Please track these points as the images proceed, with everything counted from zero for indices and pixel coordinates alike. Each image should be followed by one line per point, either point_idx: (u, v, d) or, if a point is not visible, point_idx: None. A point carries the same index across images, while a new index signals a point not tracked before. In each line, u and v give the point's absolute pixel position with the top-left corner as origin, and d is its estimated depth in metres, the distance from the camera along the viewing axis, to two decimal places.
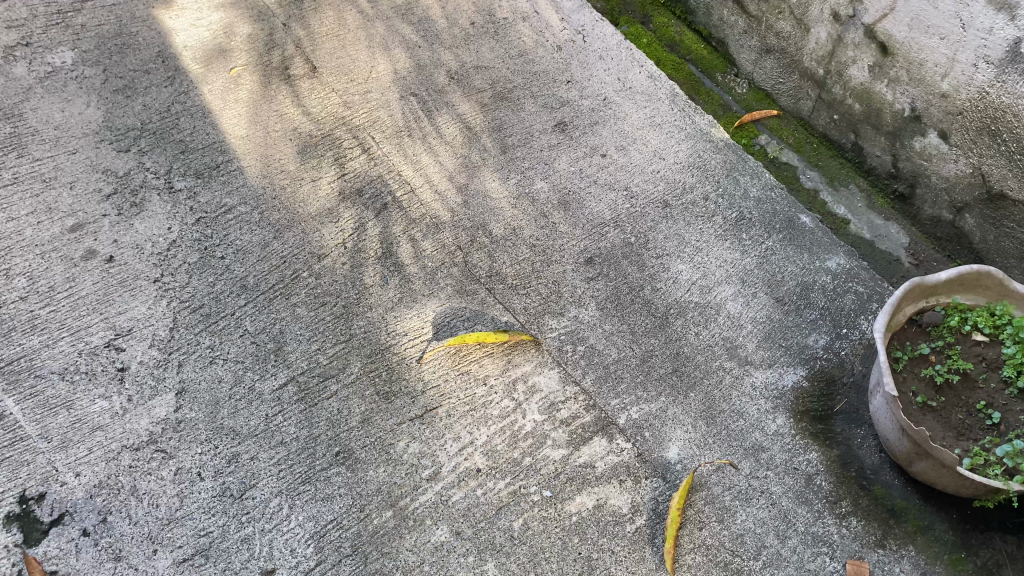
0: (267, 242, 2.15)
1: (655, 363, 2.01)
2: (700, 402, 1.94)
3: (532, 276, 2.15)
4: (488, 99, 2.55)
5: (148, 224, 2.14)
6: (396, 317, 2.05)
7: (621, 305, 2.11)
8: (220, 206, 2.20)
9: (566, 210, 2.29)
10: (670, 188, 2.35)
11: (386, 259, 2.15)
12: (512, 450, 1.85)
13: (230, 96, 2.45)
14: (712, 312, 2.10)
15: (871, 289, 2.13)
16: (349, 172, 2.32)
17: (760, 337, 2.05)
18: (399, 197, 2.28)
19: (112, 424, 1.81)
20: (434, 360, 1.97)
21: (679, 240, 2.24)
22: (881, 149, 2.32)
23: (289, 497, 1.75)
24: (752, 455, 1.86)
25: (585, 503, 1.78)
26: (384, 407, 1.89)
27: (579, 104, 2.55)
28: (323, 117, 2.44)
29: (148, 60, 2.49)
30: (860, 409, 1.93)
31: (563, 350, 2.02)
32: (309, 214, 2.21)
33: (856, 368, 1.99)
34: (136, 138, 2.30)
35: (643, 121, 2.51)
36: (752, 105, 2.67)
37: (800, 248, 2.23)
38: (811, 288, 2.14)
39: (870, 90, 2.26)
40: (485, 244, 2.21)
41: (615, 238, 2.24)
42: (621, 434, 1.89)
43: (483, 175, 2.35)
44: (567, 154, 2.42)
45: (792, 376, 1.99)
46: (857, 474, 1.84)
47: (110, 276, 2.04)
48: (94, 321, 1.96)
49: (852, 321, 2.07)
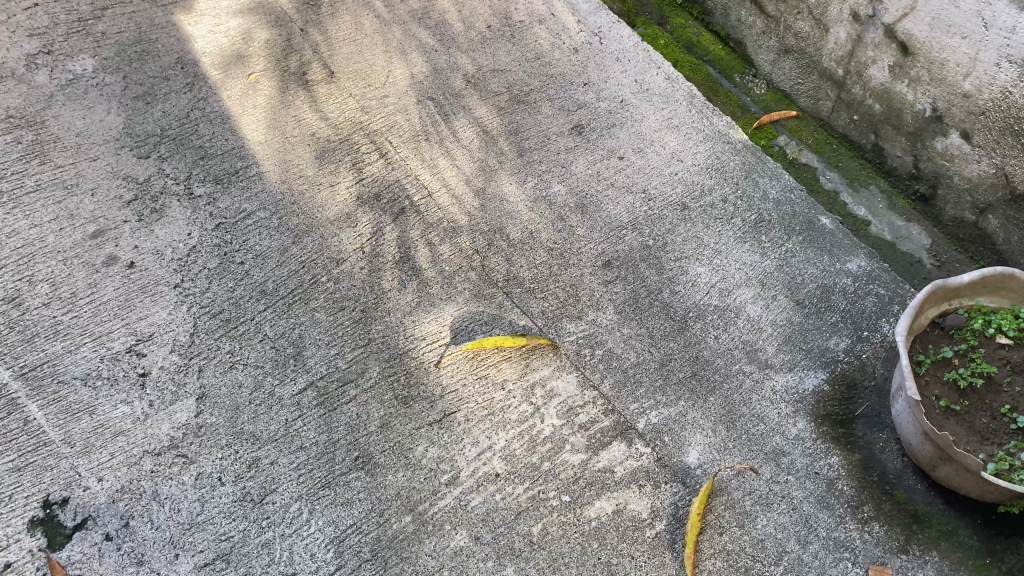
0: (286, 247, 2.15)
1: (674, 367, 2.00)
2: (720, 406, 1.93)
3: (549, 279, 2.15)
4: (505, 102, 2.54)
5: (168, 230, 2.16)
6: (414, 321, 2.05)
7: (640, 308, 2.10)
8: (239, 212, 2.21)
9: (584, 213, 2.28)
10: (688, 190, 2.33)
11: (404, 264, 2.15)
12: (530, 455, 1.85)
13: (248, 102, 2.46)
14: (731, 315, 2.08)
15: (892, 292, 2.11)
16: (367, 176, 2.32)
17: (780, 340, 2.04)
18: (417, 201, 2.28)
19: (134, 429, 1.83)
20: (452, 365, 1.97)
21: (698, 243, 2.22)
22: (902, 150, 2.29)
23: (309, 502, 1.76)
24: (773, 459, 1.85)
25: (604, 509, 1.77)
26: (403, 411, 1.89)
27: (595, 107, 2.54)
28: (341, 122, 2.45)
29: (168, 67, 2.51)
30: (883, 413, 1.92)
31: (582, 354, 2.01)
32: (327, 219, 2.22)
33: (877, 372, 1.98)
34: (156, 144, 2.32)
35: (660, 123, 2.49)
36: (771, 105, 2.63)
37: (820, 251, 2.21)
38: (832, 290, 2.13)
39: (890, 90, 2.24)
40: (502, 248, 2.20)
41: (633, 241, 2.23)
42: (640, 439, 1.88)
43: (500, 178, 2.35)
44: (584, 157, 2.41)
45: (813, 379, 1.98)
46: (879, 479, 1.83)
47: (131, 282, 2.06)
48: (115, 326, 1.98)
49: (873, 324, 2.06)
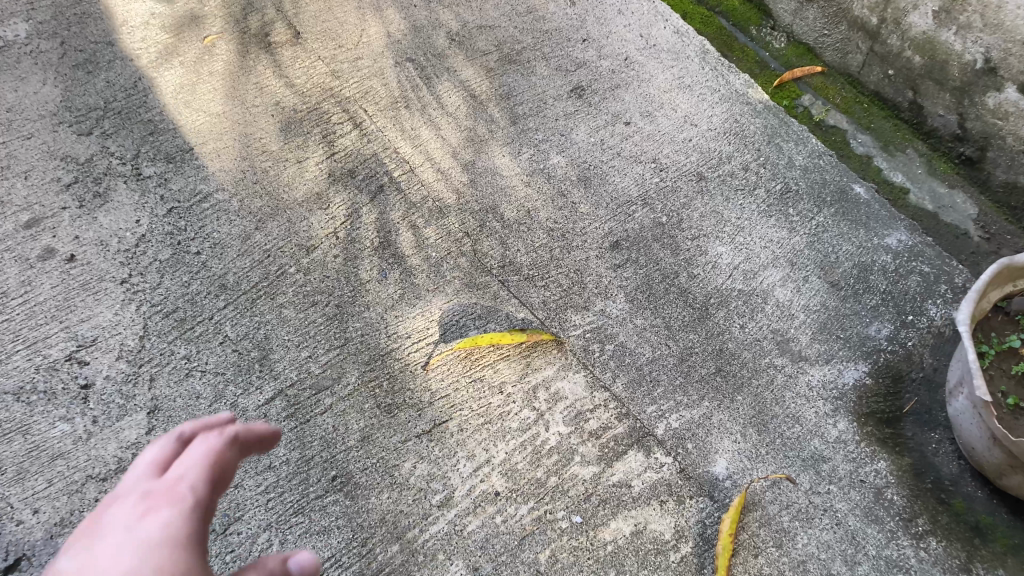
0: (248, 234, 1.88)
1: (696, 362, 1.74)
2: (749, 407, 1.69)
3: (550, 264, 1.88)
4: (495, 63, 2.24)
5: (114, 217, 1.88)
6: (397, 317, 1.79)
7: (654, 296, 1.83)
8: (194, 194, 1.93)
9: (587, 187, 2.00)
10: (704, 158, 2.04)
11: (384, 251, 1.87)
12: (534, 469, 1.60)
13: (203, 69, 2.17)
14: (758, 301, 1.83)
15: (938, 270, 1.86)
16: (338, 151, 2.03)
17: (815, 328, 1.79)
18: (397, 177, 2.00)
19: (75, 451, 1.58)
20: (442, 366, 1.72)
21: (717, 218, 1.94)
22: (945, 108, 1.98)
23: (280, 533, 1.51)
24: (811, 467, 1.62)
25: (621, 530, 1.53)
26: (387, 422, 1.64)
27: (597, 65, 2.23)
28: (309, 89, 2.15)
29: (112, 30, 2.22)
30: (934, 409, 1.69)
31: (590, 351, 1.76)
32: (295, 200, 1.93)
33: (926, 361, 1.74)
34: (99, 119, 2.03)
35: (670, 83, 2.18)
36: (792, 61, 2.30)
37: (854, 224, 1.94)
38: (870, 269, 1.87)
39: (933, 40, 1.92)
40: (496, 230, 1.92)
41: (644, 218, 1.95)
42: (659, 447, 1.64)
43: (491, 150, 2.05)
44: (585, 123, 2.11)
45: (853, 372, 1.74)
46: (934, 486, 1.60)
47: (71, 278, 1.79)
48: (54, 330, 1.72)
49: (918, 307, 1.81)
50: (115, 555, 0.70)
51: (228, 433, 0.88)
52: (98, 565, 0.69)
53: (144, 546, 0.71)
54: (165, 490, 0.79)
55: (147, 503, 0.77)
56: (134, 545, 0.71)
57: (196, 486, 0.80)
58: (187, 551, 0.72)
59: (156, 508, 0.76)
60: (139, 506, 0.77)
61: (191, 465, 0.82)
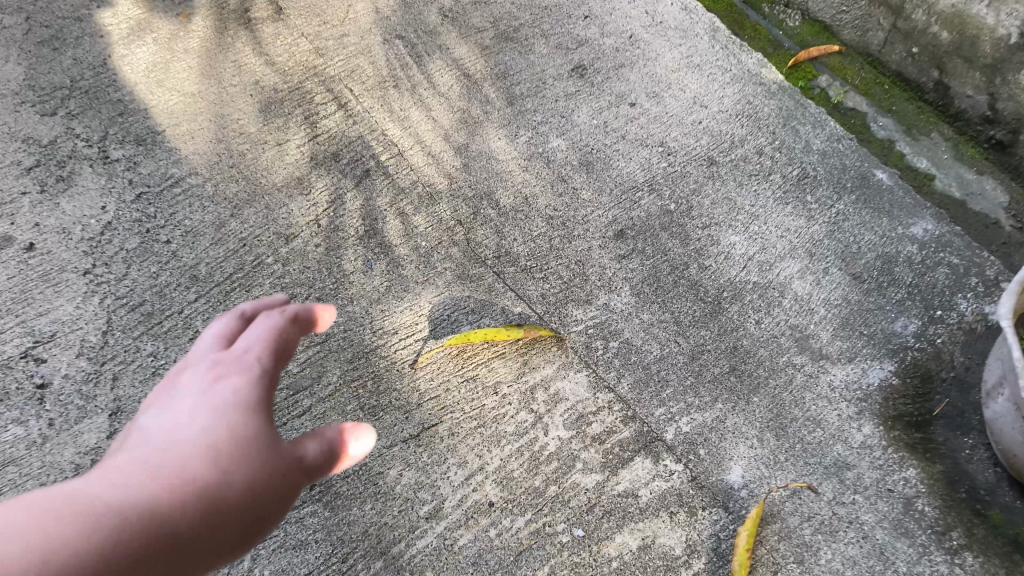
0: (223, 221, 1.74)
1: (708, 360, 1.60)
2: (767, 409, 1.55)
3: (549, 254, 1.74)
4: (490, 41, 2.10)
5: (77, 203, 1.74)
6: (383, 311, 1.65)
7: (662, 289, 1.70)
8: (165, 178, 1.79)
9: (589, 172, 1.86)
10: (715, 142, 1.90)
11: (370, 240, 1.73)
12: (532, 477, 1.46)
13: (178, 46, 2.02)
14: (775, 294, 1.69)
15: (968, 261, 1.72)
16: (322, 133, 1.89)
17: (836, 324, 1.65)
18: (384, 161, 1.86)
19: (28, 456, 1.44)
20: (432, 364, 1.58)
21: (729, 206, 1.80)
22: (974, 88, 1.84)
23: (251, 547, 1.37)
24: (835, 475, 1.48)
25: (627, 545, 1.40)
26: (371, 426, 1.50)
27: (599, 44, 2.10)
28: (291, 68, 2.00)
29: (81, 5, 2.07)
30: (967, 412, 1.54)
31: (592, 348, 1.62)
32: (274, 185, 1.79)
33: (956, 359, 1.60)
34: (64, 98, 1.89)
35: (678, 62, 2.04)
36: (807, 40, 2.16)
37: (877, 212, 1.80)
38: (894, 260, 1.73)
39: (963, 13, 1.78)
40: (491, 218, 1.78)
41: (651, 205, 1.81)
42: (669, 453, 1.50)
43: (486, 132, 1.91)
44: (588, 104, 1.97)
45: (878, 372, 1.59)
46: (969, 496, 1.45)
47: (29, 269, 1.65)
48: (9, 325, 1.58)
49: (948, 302, 1.67)
50: (193, 411, 0.85)
51: (288, 312, 1.01)
52: (180, 417, 0.84)
53: (220, 408, 0.85)
54: (234, 360, 0.92)
55: (217, 371, 0.91)
56: (211, 407, 0.85)
57: (261, 357, 0.93)
58: (256, 414, 0.87)
59: (226, 376, 0.90)
60: (211, 373, 0.90)
61: (254, 339, 0.96)
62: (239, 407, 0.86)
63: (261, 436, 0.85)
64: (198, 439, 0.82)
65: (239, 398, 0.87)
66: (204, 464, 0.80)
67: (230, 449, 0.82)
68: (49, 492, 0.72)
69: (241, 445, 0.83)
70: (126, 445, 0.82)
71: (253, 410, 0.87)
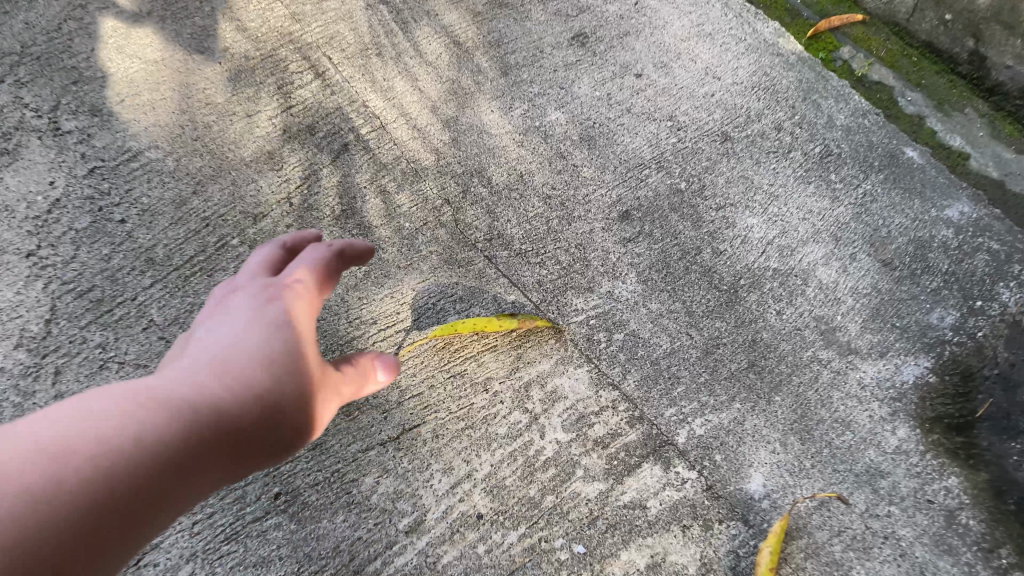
0: (184, 198, 1.56)
1: (723, 354, 1.44)
2: (790, 410, 1.38)
3: (547, 237, 1.57)
4: (483, 7, 1.93)
5: (23, 178, 1.54)
6: (361, 299, 1.47)
7: (672, 275, 1.53)
8: (122, 151, 1.61)
9: (590, 147, 1.69)
10: (729, 116, 1.73)
11: (347, 219, 1.56)
12: (526, 486, 1.29)
13: (140, 10, 1.85)
14: (797, 282, 1.52)
15: (1009, 246, 1.54)
16: (296, 104, 1.71)
17: (866, 315, 1.49)
18: (364, 135, 1.68)
19: None
20: (416, 356, 1.41)
21: (746, 185, 1.64)
22: (1014, 57, 1.68)
23: (205, 565, 1.18)
24: (867, 484, 1.31)
25: (634, 563, 1.23)
26: (345, 427, 1.33)
27: (602, 11, 1.93)
28: (265, 34, 1.83)
29: None
30: (1014, 415, 1.34)
31: (594, 341, 1.45)
32: (242, 159, 1.62)
33: (999, 356, 1.40)
34: (13, 65, 1.69)
35: (688, 30, 1.88)
36: (828, 9, 1.99)
37: (908, 193, 1.63)
38: (928, 245, 1.56)
39: None
40: (482, 197, 1.61)
41: (659, 183, 1.64)
42: (681, 459, 1.33)
43: (477, 104, 1.74)
44: (589, 75, 1.80)
45: (913, 369, 1.42)
46: (1018, 510, 1.26)
47: None
48: None
49: (989, 291, 1.49)
50: (242, 332, 0.96)
51: (331, 245, 1.13)
52: (231, 335, 0.96)
53: (266, 330, 0.97)
54: (279, 289, 1.04)
55: (264, 296, 1.02)
56: (257, 329, 0.97)
57: (305, 285, 1.06)
58: (301, 334, 0.99)
59: (273, 302, 1.01)
60: (260, 297, 1.02)
61: (300, 270, 1.08)
62: (284, 328, 0.98)
63: (301, 351, 0.97)
64: (251, 356, 0.94)
65: (285, 319, 0.99)
66: (258, 372, 0.93)
67: (278, 362, 0.95)
68: (135, 390, 0.87)
69: (287, 359, 0.96)
70: (189, 352, 0.96)
71: (298, 330, 0.99)
